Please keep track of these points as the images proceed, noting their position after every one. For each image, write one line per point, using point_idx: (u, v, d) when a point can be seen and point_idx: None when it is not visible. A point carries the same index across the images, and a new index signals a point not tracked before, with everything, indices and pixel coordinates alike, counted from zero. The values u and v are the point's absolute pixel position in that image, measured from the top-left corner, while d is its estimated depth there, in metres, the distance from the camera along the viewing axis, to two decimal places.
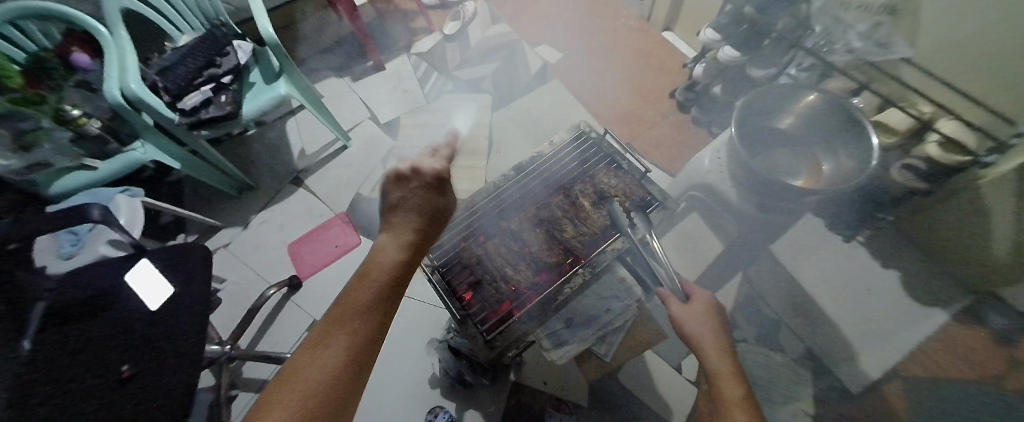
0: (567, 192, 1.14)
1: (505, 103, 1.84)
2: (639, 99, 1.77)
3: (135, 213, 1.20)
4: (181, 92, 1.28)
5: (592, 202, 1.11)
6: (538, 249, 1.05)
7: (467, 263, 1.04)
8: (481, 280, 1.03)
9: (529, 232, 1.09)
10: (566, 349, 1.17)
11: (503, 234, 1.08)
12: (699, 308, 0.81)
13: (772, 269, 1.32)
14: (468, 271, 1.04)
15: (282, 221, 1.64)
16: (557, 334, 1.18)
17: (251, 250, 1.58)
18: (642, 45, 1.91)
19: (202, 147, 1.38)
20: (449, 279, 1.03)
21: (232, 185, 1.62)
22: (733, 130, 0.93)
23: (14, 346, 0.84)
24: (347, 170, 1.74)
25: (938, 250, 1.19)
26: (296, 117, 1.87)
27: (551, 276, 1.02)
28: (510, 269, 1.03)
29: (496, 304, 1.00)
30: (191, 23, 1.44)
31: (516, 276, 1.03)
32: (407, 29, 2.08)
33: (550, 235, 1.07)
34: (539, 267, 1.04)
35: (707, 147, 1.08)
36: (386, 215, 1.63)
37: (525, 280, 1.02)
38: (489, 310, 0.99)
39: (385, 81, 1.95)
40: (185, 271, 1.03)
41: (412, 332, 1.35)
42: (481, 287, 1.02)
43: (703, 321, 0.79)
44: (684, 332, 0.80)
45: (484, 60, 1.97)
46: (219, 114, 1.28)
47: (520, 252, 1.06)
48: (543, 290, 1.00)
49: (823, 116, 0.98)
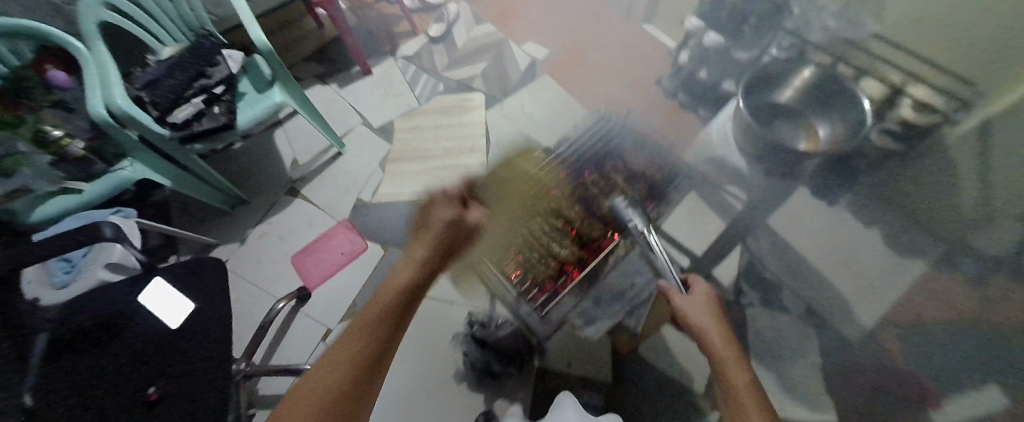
0: (605, 172, 1.17)
1: (497, 100, 1.87)
2: (627, 89, 1.83)
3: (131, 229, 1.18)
4: (170, 105, 1.22)
5: (630, 178, 1.16)
6: (582, 222, 1.10)
7: (517, 245, 1.08)
8: (530, 259, 1.10)
9: (569, 209, 1.12)
10: (598, 325, 1.25)
11: (547, 209, 1.11)
12: (699, 299, 0.89)
13: (769, 238, 1.43)
14: (515, 251, 1.09)
15: (282, 232, 1.59)
16: (586, 313, 1.23)
17: (252, 266, 1.53)
18: (625, 37, 1.98)
19: (191, 161, 1.32)
20: (503, 267, 1.09)
21: (224, 198, 1.56)
22: (739, 103, 1.02)
23: (14, 400, 0.76)
24: (346, 176, 1.71)
25: None
26: (283, 128, 1.81)
27: (596, 252, 1.11)
28: (557, 246, 1.10)
29: (547, 279, 1.10)
30: (174, 34, 1.35)
31: (560, 251, 1.09)
32: (391, 33, 2.07)
33: (590, 212, 1.12)
34: (584, 242, 1.11)
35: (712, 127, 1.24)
36: (390, 220, 1.61)
37: (571, 256, 1.10)
38: (542, 285, 1.11)
39: (374, 85, 1.92)
40: (205, 285, 0.99)
41: (434, 330, 1.35)
42: (530, 262, 1.10)
43: (706, 315, 0.86)
44: (687, 321, 0.88)
45: (472, 60, 1.99)
46: (214, 125, 1.23)
47: (563, 229, 1.11)
48: (587, 265, 1.10)
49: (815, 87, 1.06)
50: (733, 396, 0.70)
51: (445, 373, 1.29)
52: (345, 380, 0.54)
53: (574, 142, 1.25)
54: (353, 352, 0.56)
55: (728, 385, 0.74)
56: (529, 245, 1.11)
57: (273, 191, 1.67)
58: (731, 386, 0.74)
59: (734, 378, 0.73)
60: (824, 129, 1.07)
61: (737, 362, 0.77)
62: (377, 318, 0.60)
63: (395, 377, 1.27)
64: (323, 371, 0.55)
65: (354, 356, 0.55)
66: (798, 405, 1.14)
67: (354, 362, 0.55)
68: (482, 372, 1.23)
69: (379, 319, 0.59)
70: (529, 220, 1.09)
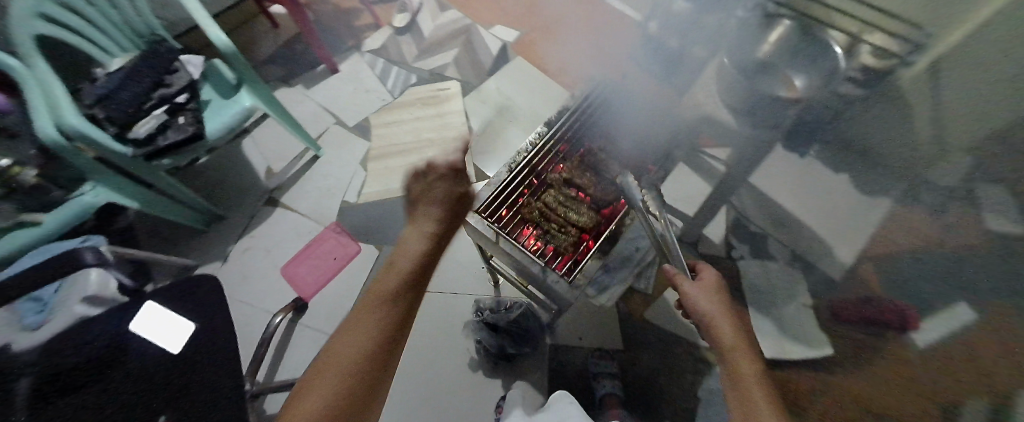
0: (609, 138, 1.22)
1: (473, 87, 1.84)
2: (601, 64, 1.85)
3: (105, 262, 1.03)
4: (129, 120, 1.13)
5: (637, 144, 1.24)
6: (595, 189, 1.12)
7: (534, 218, 1.10)
8: (550, 228, 1.09)
9: (580, 177, 1.15)
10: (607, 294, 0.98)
11: (558, 181, 1.14)
12: (712, 284, 0.83)
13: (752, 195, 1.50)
14: (530, 221, 1.10)
15: (268, 244, 1.53)
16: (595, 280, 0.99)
17: (241, 283, 1.46)
18: (591, 13, 1.98)
19: (160, 179, 1.23)
20: (521, 239, 1.06)
21: (200, 216, 1.47)
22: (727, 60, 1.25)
23: None
24: (327, 179, 1.65)
25: None
26: (252, 137, 1.72)
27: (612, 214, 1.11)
28: (574, 213, 1.10)
29: (568, 246, 1.06)
30: (121, 44, 1.25)
31: (578, 218, 1.09)
32: (353, 27, 1.99)
33: (598, 178, 1.15)
34: (598, 207, 1.13)
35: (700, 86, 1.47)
36: (380, 219, 1.57)
37: (590, 221, 1.09)
38: (563, 253, 1.06)
39: (342, 83, 1.85)
40: (205, 304, 0.93)
41: (442, 323, 1.34)
42: (551, 233, 1.08)
43: (714, 300, 0.81)
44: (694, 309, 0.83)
45: (442, 48, 1.94)
46: (182, 138, 1.15)
47: (578, 197, 1.14)
48: (604, 230, 1.08)
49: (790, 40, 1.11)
50: (740, 377, 0.69)
51: (459, 363, 1.29)
52: (351, 365, 0.53)
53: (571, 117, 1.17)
54: (356, 349, 0.53)
55: (735, 369, 0.70)
56: (546, 217, 1.10)
57: (250, 203, 1.59)
58: (738, 368, 0.70)
59: (739, 369, 0.70)
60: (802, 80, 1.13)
61: (746, 353, 0.73)
62: (381, 299, 0.57)
63: (410, 373, 1.27)
64: (333, 356, 0.54)
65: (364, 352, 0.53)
66: (798, 344, 1.26)
67: (358, 351, 0.53)
68: (497, 357, 1.23)
69: (382, 299, 0.57)
70: (541, 194, 1.12)
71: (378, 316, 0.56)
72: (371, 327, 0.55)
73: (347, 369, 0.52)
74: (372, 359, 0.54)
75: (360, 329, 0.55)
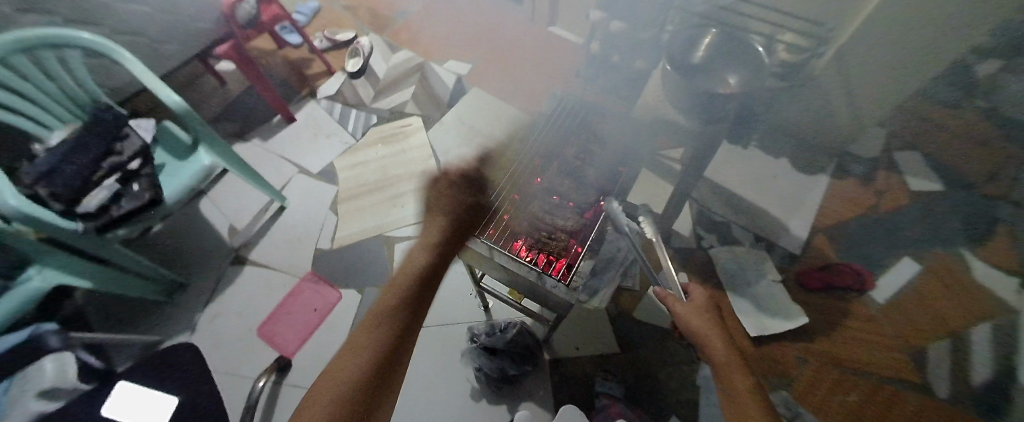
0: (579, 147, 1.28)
1: (435, 120, 1.88)
2: (551, 85, 1.95)
3: (63, 361, 1.01)
4: (77, 194, 1.07)
5: (600, 148, 1.29)
6: (577, 196, 1.18)
7: (523, 228, 1.08)
8: (540, 236, 1.07)
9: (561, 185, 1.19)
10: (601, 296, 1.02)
11: (543, 190, 1.18)
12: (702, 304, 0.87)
13: (708, 187, 1.62)
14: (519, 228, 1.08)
15: (240, 304, 1.44)
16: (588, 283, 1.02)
17: (213, 351, 1.36)
18: (535, 41, 2.10)
19: (113, 252, 1.16)
20: (514, 245, 1.03)
21: (160, 287, 1.38)
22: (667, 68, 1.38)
23: None
24: (297, 229, 1.60)
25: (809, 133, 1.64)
26: (210, 197, 1.65)
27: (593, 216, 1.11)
28: (561, 219, 1.11)
29: (559, 251, 1.05)
30: (62, 115, 1.17)
31: (566, 224, 1.11)
32: (306, 76, 1.99)
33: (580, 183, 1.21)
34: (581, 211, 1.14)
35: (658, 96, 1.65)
36: (358, 261, 1.53)
37: (577, 226, 1.10)
38: (554, 258, 1.03)
39: (301, 131, 1.83)
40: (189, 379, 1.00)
41: (436, 356, 1.31)
42: (541, 240, 1.07)
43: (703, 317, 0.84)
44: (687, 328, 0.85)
45: (399, 86, 1.97)
46: (138, 205, 1.11)
47: (561, 203, 1.16)
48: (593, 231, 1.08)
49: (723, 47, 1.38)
50: (736, 396, 0.75)
51: (460, 395, 1.25)
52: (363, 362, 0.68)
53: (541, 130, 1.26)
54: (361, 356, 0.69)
55: (731, 390, 0.76)
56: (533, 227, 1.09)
57: (215, 264, 1.51)
58: (734, 389, 0.76)
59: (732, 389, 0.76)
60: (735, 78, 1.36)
61: (740, 367, 0.79)
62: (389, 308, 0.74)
63: (411, 414, 1.22)
64: (354, 349, 0.71)
65: (364, 360, 0.68)
66: (775, 317, 1.35)
67: (371, 354, 0.69)
68: (499, 381, 1.21)
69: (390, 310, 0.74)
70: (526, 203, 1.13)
71: (386, 326, 0.72)
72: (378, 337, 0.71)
73: (359, 374, 0.67)
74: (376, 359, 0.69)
75: (372, 332, 0.72)
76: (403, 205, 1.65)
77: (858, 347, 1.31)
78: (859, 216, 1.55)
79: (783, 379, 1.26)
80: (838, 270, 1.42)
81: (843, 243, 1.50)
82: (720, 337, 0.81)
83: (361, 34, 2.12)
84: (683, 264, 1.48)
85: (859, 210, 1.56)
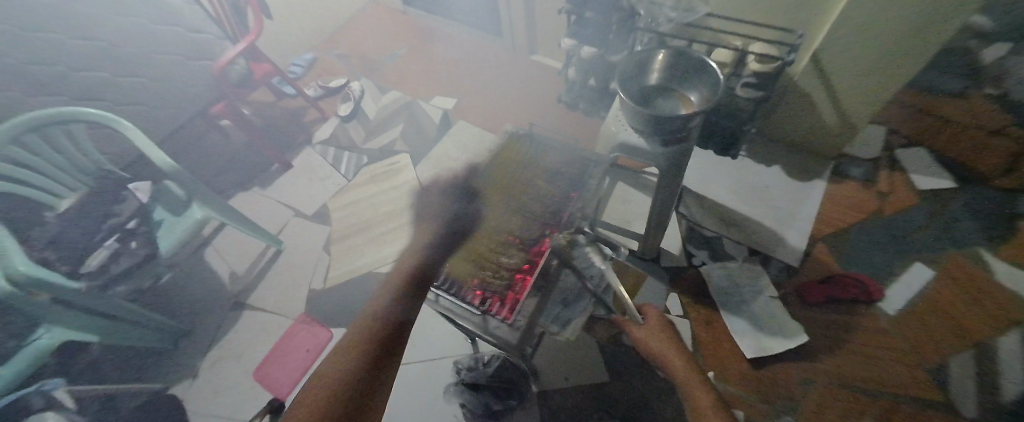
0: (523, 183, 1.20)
1: (423, 155, 1.93)
2: (536, 112, 1.99)
3: None
4: (81, 257, 1.20)
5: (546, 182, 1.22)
6: (521, 233, 1.12)
7: (467, 269, 1.06)
8: (484, 277, 1.05)
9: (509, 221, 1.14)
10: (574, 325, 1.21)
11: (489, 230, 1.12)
12: (655, 326, 1.02)
13: (697, 202, 1.58)
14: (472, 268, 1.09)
15: (237, 350, 1.48)
16: (558, 316, 1.21)
17: (212, 397, 1.39)
18: (517, 71, 2.17)
19: (116, 306, 1.22)
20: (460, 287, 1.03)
21: (164, 335, 1.44)
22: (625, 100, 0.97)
23: None
24: (293, 272, 1.66)
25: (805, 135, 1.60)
26: (212, 246, 1.73)
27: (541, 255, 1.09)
28: (505, 257, 1.08)
29: (506, 290, 1.03)
30: (70, 183, 1.28)
31: (510, 261, 1.07)
32: (302, 123, 2.09)
33: (524, 219, 1.15)
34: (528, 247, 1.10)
35: (609, 119, 1.13)
36: (350, 300, 1.56)
37: (523, 262, 1.07)
38: (503, 297, 1.02)
39: (297, 176, 1.91)
40: None
41: (420, 395, 1.26)
42: (485, 280, 1.04)
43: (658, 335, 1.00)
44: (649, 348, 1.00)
45: (389, 126, 2.06)
46: (134, 261, 1.22)
47: (507, 240, 1.11)
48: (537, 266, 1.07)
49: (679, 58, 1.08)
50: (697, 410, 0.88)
51: None
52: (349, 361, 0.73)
53: (489, 170, 1.25)
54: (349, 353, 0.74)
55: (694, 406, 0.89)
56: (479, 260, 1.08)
57: (216, 310, 1.57)
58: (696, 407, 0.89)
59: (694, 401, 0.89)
60: (695, 96, 1.07)
61: (699, 380, 0.92)
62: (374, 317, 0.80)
63: None
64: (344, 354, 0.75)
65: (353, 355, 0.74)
66: (775, 336, 1.26)
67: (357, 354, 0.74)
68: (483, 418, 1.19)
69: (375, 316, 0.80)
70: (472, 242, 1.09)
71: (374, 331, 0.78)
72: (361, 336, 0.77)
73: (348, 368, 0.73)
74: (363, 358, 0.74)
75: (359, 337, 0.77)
76: (393, 242, 1.68)
77: (873, 366, 1.20)
78: (862, 220, 1.47)
79: (787, 404, 1.17)
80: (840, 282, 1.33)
81: (846, 252, 1.41)
82: (675, 351, 0.97)
83: (353, 79, 2.24)
84: (675, 284, 1.42)
85: (862, 214, 1.48)
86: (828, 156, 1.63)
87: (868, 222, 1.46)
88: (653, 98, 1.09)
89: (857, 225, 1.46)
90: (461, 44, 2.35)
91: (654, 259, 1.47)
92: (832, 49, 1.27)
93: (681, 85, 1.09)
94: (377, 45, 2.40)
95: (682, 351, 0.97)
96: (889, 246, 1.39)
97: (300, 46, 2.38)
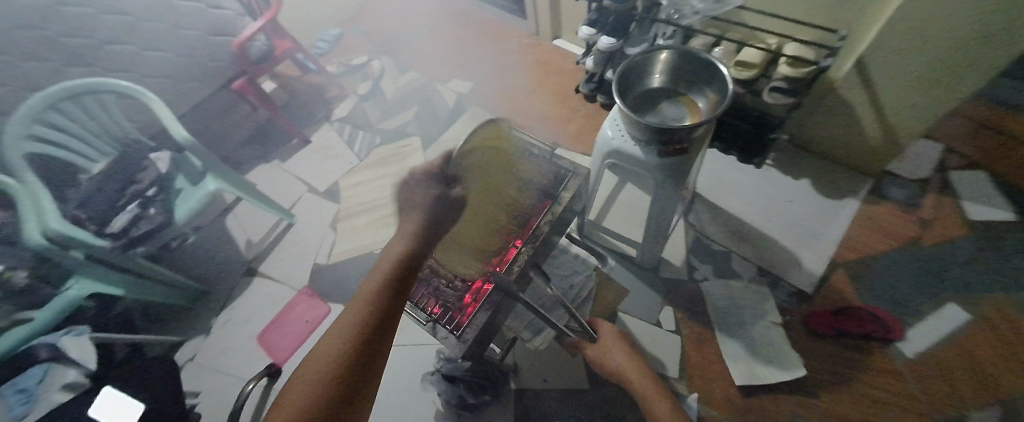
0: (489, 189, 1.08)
1: (434, 139, 1.92)
2: (551, 101, 1.92)
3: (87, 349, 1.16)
4: (106, 219, 1.29)
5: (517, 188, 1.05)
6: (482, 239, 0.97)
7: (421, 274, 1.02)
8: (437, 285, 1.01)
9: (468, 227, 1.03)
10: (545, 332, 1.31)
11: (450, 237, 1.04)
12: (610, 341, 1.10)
13: (708, 212, 1.49)
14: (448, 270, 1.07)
15: (244, 315, 1.58)
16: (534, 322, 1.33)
17: (219, 355, 1.50)
18: (538, 57, 2.09)
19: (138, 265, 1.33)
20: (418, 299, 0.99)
21: (184, 293, 1.57)
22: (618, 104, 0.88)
23: None
24: (301, 246, 1.73)
25: (841, 148, 1.45)
26: (233, 214, 1.84)
27: (503, 264, 0.96)
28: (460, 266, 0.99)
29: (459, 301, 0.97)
30: (102, 148, 1.39)
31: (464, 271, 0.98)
32: (323, 100, 2.14)
33: None
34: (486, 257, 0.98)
35: (606, 120, 1.05)
36: (349, 277, 1.62)
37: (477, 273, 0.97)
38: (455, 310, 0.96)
39: (314, 152, 1.98)
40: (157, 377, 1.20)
41: (400, 380, 1.30)
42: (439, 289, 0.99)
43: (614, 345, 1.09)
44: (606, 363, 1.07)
45: (405, 107, 2.06)
46: (152, 227, 1.32)
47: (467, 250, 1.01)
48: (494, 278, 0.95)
49: (686, 59, 0.97)
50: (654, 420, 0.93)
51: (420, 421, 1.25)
52: (337, 347, 0.62)
53: None
54: (333, 345, 0.62)
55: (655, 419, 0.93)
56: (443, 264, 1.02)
57: (231, 274, 1.68)
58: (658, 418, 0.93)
59: (654, 409, 0.95)
60: (702, 101, 0.98)
61: (660, 394, 0.98)
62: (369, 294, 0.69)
63: None
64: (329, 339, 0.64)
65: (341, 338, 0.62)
66: (770, 366, 1.18)
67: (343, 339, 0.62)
68: (459, 410, 1.22)
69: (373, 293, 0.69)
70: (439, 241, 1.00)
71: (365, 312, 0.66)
72: (354, 315, 0.66)
73: (332, 351, 0.61)
74: (355, 342, 0.62)
75: (350, 316, 0.66)
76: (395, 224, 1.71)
77: (877, 412, 1.09)
78: (894, 249, 1.32)
79: None
80: (855, 315, 1.22)
81: (869, 283, 1.28)
82: (634, 365, 1.04)
83: (375, 58, 2.25)
84: (671, 297, 1.36)
85: (895, 243, 1.33)
86: (867, 173, 1.47)
87: (900, 252, 1.31)
88: (655, 104, 1.01)
89: (887, 253, 1.32)
90: (484, 27, 2.29)
91: (653, 269, 1.41)
92: (879, 56, 1.12)
93: (686, 89, 1.01)
94: (401, 24, 2.39)
95: (639, 364, 1.05)
96: (919, 281, 1.25)
97: (328, 22, 2.42)
